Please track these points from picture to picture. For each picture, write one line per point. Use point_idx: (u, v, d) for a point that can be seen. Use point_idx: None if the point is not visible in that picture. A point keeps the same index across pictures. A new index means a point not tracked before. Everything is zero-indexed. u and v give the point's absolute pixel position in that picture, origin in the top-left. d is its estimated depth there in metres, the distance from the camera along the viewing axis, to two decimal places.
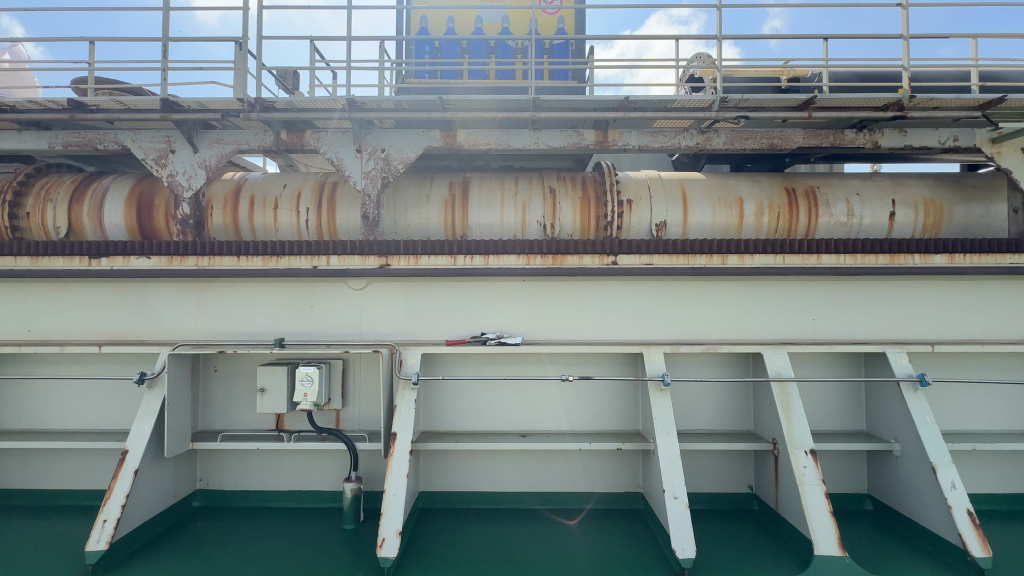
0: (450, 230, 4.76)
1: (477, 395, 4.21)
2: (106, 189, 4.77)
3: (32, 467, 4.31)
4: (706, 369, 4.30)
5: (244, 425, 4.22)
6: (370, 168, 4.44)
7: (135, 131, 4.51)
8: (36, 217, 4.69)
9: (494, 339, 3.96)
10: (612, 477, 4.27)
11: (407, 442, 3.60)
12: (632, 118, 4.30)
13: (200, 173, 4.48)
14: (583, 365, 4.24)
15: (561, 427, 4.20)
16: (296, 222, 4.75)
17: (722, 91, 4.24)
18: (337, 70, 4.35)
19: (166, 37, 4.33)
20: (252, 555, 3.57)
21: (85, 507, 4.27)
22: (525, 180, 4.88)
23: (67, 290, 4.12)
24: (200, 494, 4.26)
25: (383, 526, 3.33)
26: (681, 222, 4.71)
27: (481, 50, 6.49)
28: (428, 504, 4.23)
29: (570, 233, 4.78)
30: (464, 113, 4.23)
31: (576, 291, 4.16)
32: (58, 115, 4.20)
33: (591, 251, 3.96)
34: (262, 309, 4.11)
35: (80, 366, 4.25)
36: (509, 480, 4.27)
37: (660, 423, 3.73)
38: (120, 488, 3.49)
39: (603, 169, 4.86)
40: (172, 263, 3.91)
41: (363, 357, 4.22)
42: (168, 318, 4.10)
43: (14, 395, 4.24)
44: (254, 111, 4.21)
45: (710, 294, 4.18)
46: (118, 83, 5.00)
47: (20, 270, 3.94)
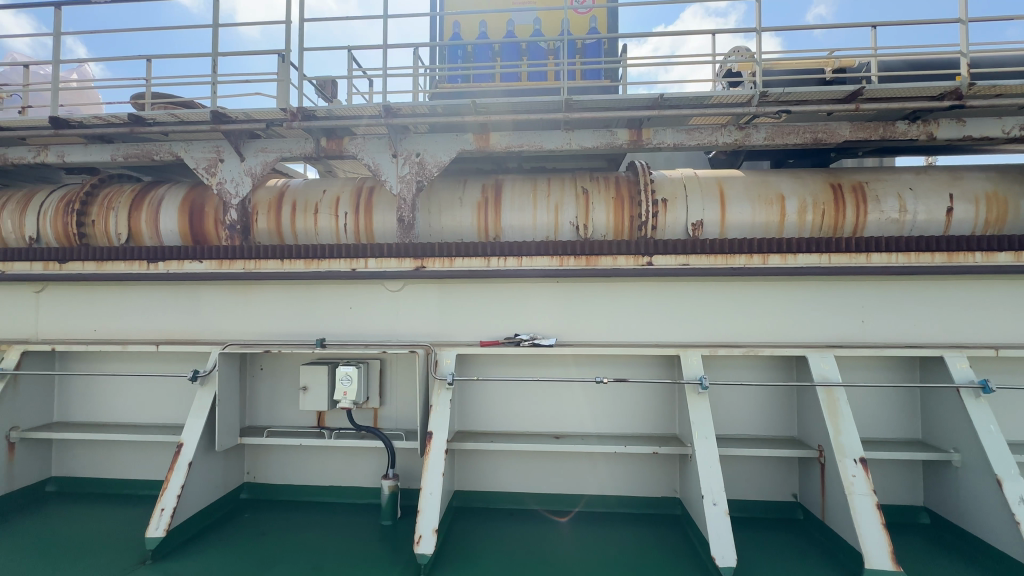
0: (483, 231, 4.82)
1: (510, 396, 4.23)
2: (161, 197, 5.07)
3: (97, 457, 4.63)
4: (747, 372, 4.17)
5: (288, 422, 4.39)
6: (406, 172, 4.55)
7: (188, 142, 4.78)
8: (100, 224, 5.04)
9: (527, 341, 3.96)
10: (648, 482, 4.20)
11: (442, 441, 3.65)
12: (667, 116, 4.23)
13: (246, 180, 4.71)
14: (617, 366, 4.19)
15: (596, 429, 4.17)
16: (335, 226, 4.92)
17: (762, 85, 4.12)
18: (374, 77, 4.48)
19: (216, 52, 4.58)
20: (296, 547, 3.70)
21: (144, 496, 4.55)
22: (558, 181, 4.88)
23: (128, 292, 4.40)
24: (248, 487, 4.46)
25: (420, 523, 3.39)
26: (718, 220, 4.60)
27: (513, 53, 6.53)
28: (463, 503, 4.28)
29: (603, 233, 4.75)
30: (497, 116, 4.28)
31: (610, 292, 4.11)
32: (120, 129, 4.51)
33: (625, 252, 3.92)
34: (304, 310, 4.27)
35: (140, 363, 4.54)
36: (544, 481, 4.27)
37: (698, 427, 3.64)
38: (176, 479, 3.69)
39: (637, 168, 4.80)
40: (222, 266, 4.12)
41: (399, 357, 4.32)
42: (219, 319, 4.32)
43: (83, 390, 4.58)
44: (296, 120, 4.38)
45: (750, 295, 4.04)
46: (172, 98, 5.34)
47: (87, 274, 4.24)
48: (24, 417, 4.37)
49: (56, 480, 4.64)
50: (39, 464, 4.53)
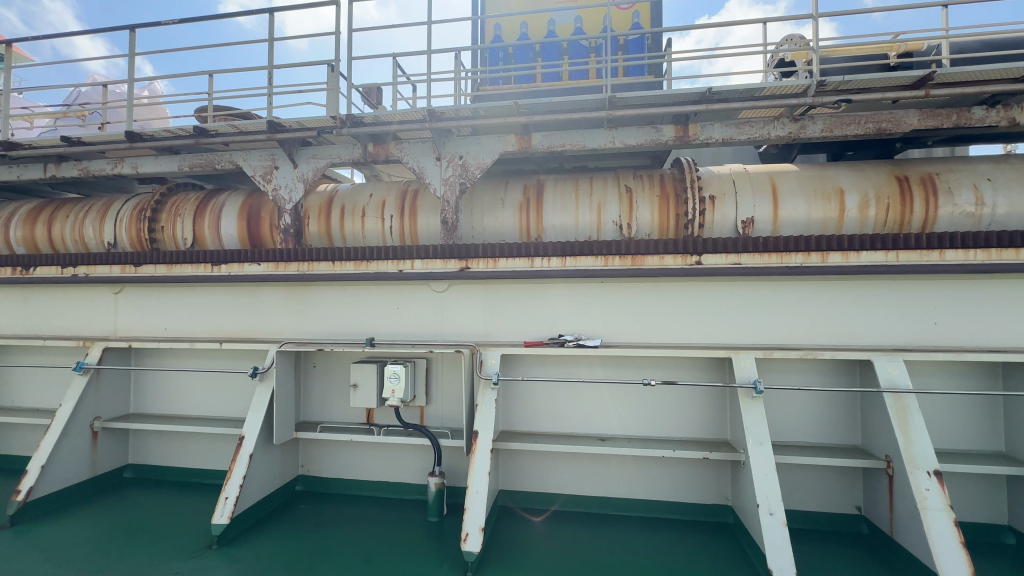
0: (525, 232, 4.82)
1: (554, 396, 4.22)
2: (222, 204, 5.38)
3: (168, 447, 4.97)
4: (804, 376, 3.97)
5: (339, 418, 4.55)
6: (449, 175, 4.62)
7: (246, 151, 5.05)
8: (169, 230, 5.41)
9: (572, 342, 3.93)
10: (698, 488, 4.08)
11: (488, 441, 3.69)
12: (715, 110, 4.08)
13: (299, 186, 4.92)
14: (665, 369, 4.08)
15: (643, 432, 4.09)
16: (381, 229, 5.07)
17: (819, 74, 3.91)
18: (419, 83, 4.57)
19: (271, 65, 4.82)
20: (348, 539, 3.83)
21: (209, 485, 4.84)
22: (600, 180, 4.82)
23: (194, 294, 4.70)
24: (302, 479, 4.66)
25: (467, 521, 3.43)
26: (770, 217, 4.40)
27: (554, 52, 6.50)
28: (507, 502, 4.30)
29: (647, 233, 4.65)
30: (539, 117, 4.27)
31: (657, 292, 4.02)
32: (186, 140, 4.82)
33: (672, 251, 3.82)
34: (353, 311, 4.41)
35: (205, 360, 4.83)
36: (589, 484, 4.22)
37: (752, 433, 3.50)
38: (238, 470, 3.90)
39: (683, 165, 4.67)
40: (278, 268, 4.33)
41: (445, 357, 4.40)
42: (276, 318, 4.54)
43: (156, 384, 4.94)
44: (345, 127, 4.55)
45: (808, 295, 3.84)
46: (231, 110, 5.67)
47: (159, 276, 4.56)
48: (105, 408, 4.74)
49: (132, 467, 5.03)
50: (118, 452, 4.92)
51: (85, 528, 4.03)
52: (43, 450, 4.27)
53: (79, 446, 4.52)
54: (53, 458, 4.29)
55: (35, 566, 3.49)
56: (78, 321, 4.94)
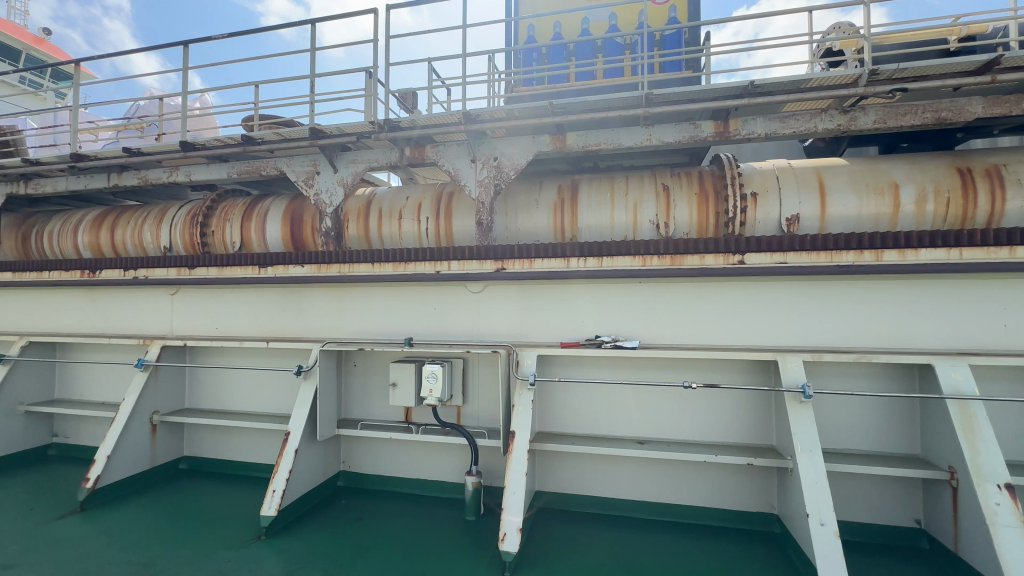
0: (560, 233, 4.79)
1: (591, 397, 4.17)
2: (267, 208, 5.61)
3: (219, 441, 5.22)
4: (857, 381, 3.77)
5: (379, 416, 4.66)
6: (484, 176, 4.65)
7: (289, 158, 5.25)
8: (219, 234, 5.69)
9: (609, 343, 3.88)
10: (742, 495, 3.94)
11: (525, 441, 3.68)
12: (758, 104, 3.94)
13: (339, 190, 5.07)
14: (706, 371, 3.98)
15: (683, 436, 3.99)
16: (417, 230, 5.16)
17: (872, 62, 3.71)
18: (454, 86, 4.62)
19: (313, 73, 4.98)
20: (388, 535, 3.91)
21: (258, 478, 5.06)
22: (636, 178, 4.74)
23: (243, 295, 4.92)
24: (344, 475, 4.80)
25: (505, 521, 3.43)
26: (818, 214, 4.21)
27: (588, 50, 6.45)
28: (544, 503, 4.28)
29: (686, 232, 4.54)
30: (574, 116, 4.24)
31: (697, 293, 3.92)
32: (234, 149, 5.05)
33: (714, 250, 3.71)
34: (391, 311, 4.51)
35: (253, 358, 5.05)
36: (627, 487, 4.16)
37: (801, 439, 3.36)
38: (284, 464, 4.05)
39: (723, 162, 4.54)
40: (320, 270, 4.47)
41: (481, 357, 4.43)
42: (319, 318, 4.69)
43: (208, 381, 5.20)
44: (383, 132, 4.65)
45: (860, 296, 3.66)
46: (276, 118, 5.90)
47: (211, 277, 4.80)
48: (163, 402, 5.02)
49: (187, 459, 5.31)
50: (175, 445, 5.21)
51: (146, 515, 4.29)
52: (109, 441, 4.56)
53: (140, 438, 4.81)
54: (117, 449, 4.58)
55: (103, 549, 3.73)
56: (139, 320, 5.25)
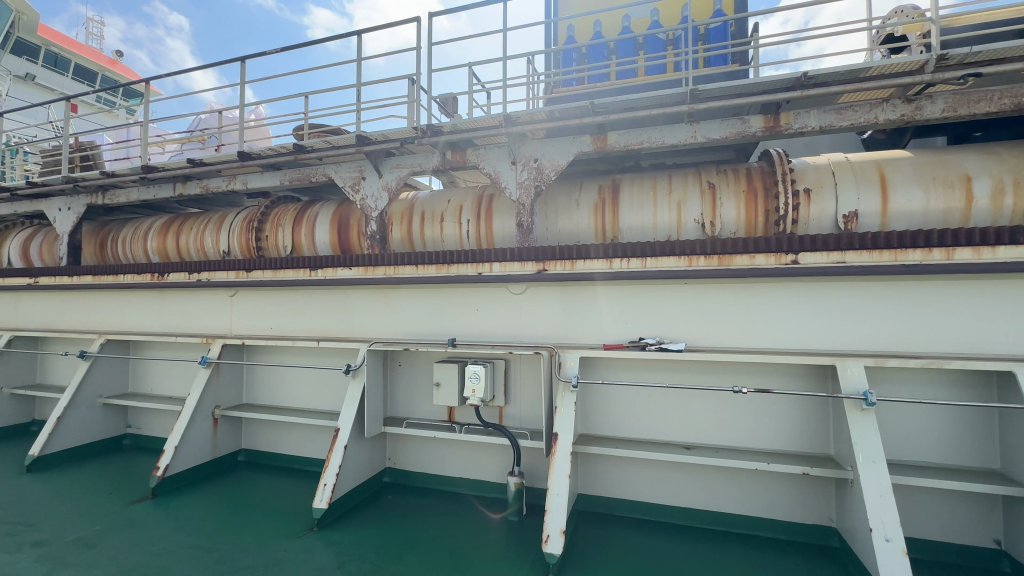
0: (601, 233, 4.74)
1: (635, 400, 4.11)
2: (316, 213, 5.85)
3: (274, 435, 5.50)
4: (924, 388, 3.53)
5: (423, 415, 4.77)
6: (524, 178, 4.67)
7: (337, 164, 5.46)
8: (272, 239, 6.00)
9: (653, 345, 3.80)
10: (797, 505, 3.77)
11: (568, 443, 3.67)
12: (811, 96, 3.76)
13: (383, 195, 5.22)
14: (757, 376, 3.83)
15: (732, 442, 3.86)
16: (458, 233, 5.25)
17: (940, 47, 3.46)
18: (494, 89, 4.66)
19: (359, 82, 5.16)
20: (433, 532, 3.99)
21: (309, 471, 5.29)
22: (680, 176, 4.62)
23: (295, 296, 5.16)
24: (389, 471, 4.94)
25: (548, 522, 3.43)
26: (878, 210, 3.97)
27: (629, 48, 6.35)
28: (587, 507, 4.25)
29: (733, 231, 4.39)
30: (616, 115, 4.18)
31: (747, 294, 3.79)
32: (286, 157, 5.30)
33: (764, 250, 3.57)
34: (434, 312, 4.60)
35: (305, 357, 5.29)
36: (673, 493, 4.06)
37: (862, 449, 3.18)
38: (335, 459, 4.22)
39: (773, 157, 4.37)
40: (367, 272, 4.62)
41: (523, 358, 4.45)
42: (366, 319, 4.85)
43: (264, 378, 5.49)
44: (425, 137, 4.74)
45: (927, 297, 3.43)
46: (324, 126, 6.15)
47: (266, 280, 5.06)
48: (223, 397, 5.34)
49: (245, 452, 5.62)
50: (234, 438, 5.52)
51: (209, 503, 4.57)
52: (176, 433, 4.89)
53: (203, 430, 5.13)
54: (184, 440, 4.90)
55: (172, 533, 4.01)
56: (202, 320, 5.60)
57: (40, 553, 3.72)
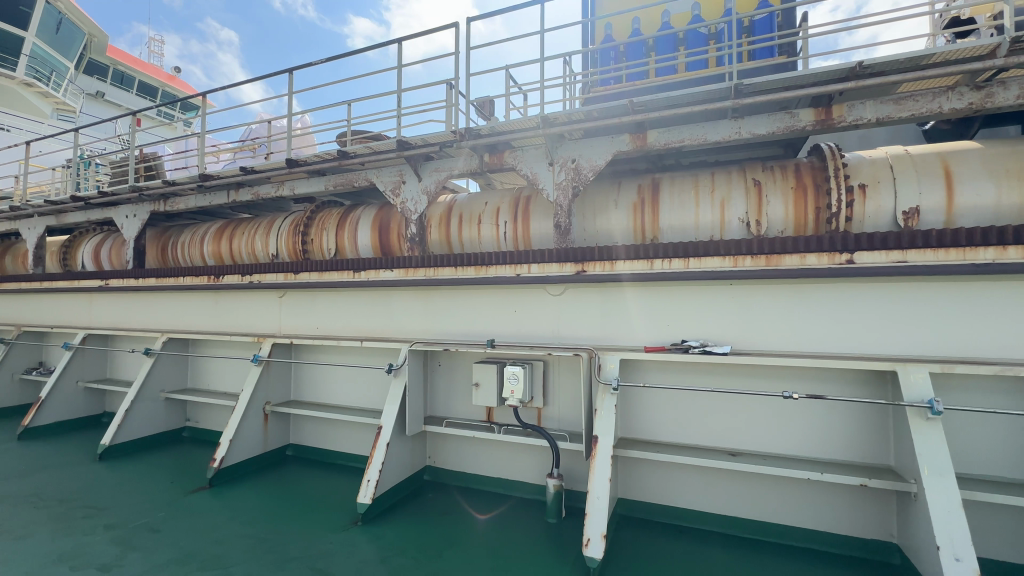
0: (640, 233, 4.66)
1: (677, 404, 4.01)
2: (358, 217, 6.04)
3: (320, 431, 5.70)
4: (997, 397, 3.27)
5: (462, 414, 4.83)
6: (562, 179, 4.65)
7: (378, 169, 5.61)
8: (318, 242, 6.23)
9: (697, 348, 3.68)
10: (853, 518, 3.58)
11: (609, 446, 3.62)
12: (867, 86, 3.56)
13: (423, 198, 5.31)
14: (808, 381, 3.66)
15: (781, 450, 3.71)
16: (496, 235, 5.29)
17: (1014, 28, 3.20)
18: (532, 90, 4.67)
19: (400, 88, 5.28)
20: (474, 531, 4.03)
21: (353, 467, 5.46)
22: (723, 174, 4.48)
23: (340, 297, 5.34)
24: (430, 469, 5.02)
25: (589, 526, 3.39)
26: (943, 205, 3.71)
27: (668, 44, 6.22)
28: (627, 512, 4.18)
29: (781, 229, 4.22)
30: (656, 113, 4.10)
31: (797, 296, 3.64)
32: (331, 163, 5.49)
33: (816, 250, 3.40)
34: (473, 313, 4.65)
35: (349, 356, 5.46)
36: (718, 501, 3.94)
37: (927, 461, 2.98)
38: (378, 456, 4.33)
39: (824, 151, 4.17)
40: (407, 274, 4.73)
41: (562, 359, 4.44)
42: (407, 320, 4.96)
43: (311, 376, 5.71)
44: (464, 140, 4.81)
45: (1001, 299, 3.18)
46: (366, 132, 6.34)
47: (313, 282, 5.26)
48: (273, 394, 5.59)
49: (293, 446, 5.85)
50: (283, 433, 5.76)
51: (260, 495, 4.79)
52: (231, 427, 5.16)
53: (255, 425, 5.38)
54: (237, 434, 5.16)
55: (228, 522, 4.23)
56: (253, 320, 5.88)
57: (112, 536, 4.00)
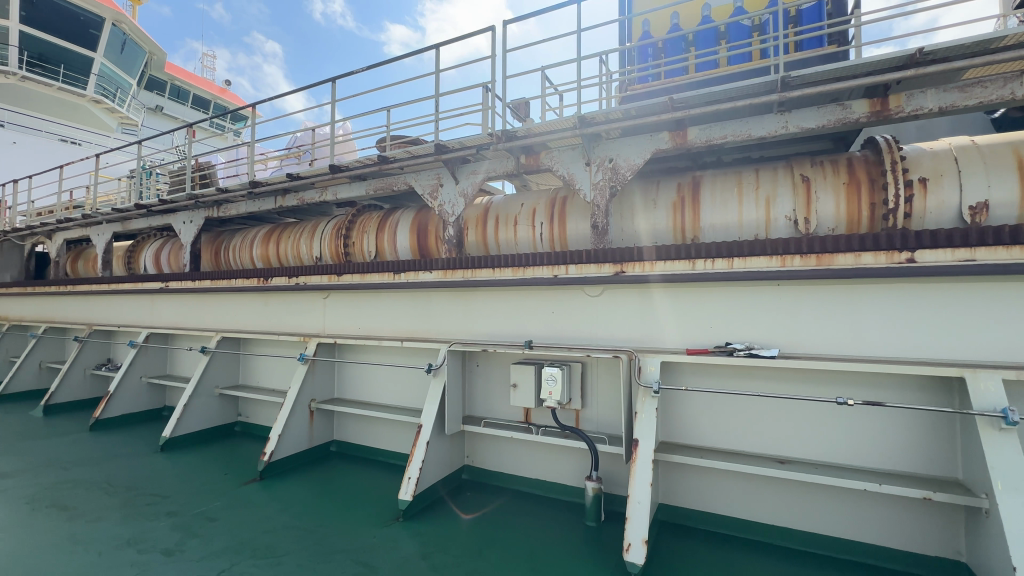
0: (679, 233, 4.56)
1: (721, 408, 3.90)
2: (397, 220, 6.19)
3: (362, 428, 5.87)
4: None
5: (500, 415, 4.87)
6: (599, 179, 4.61)
7: (417, 173, 5.73)
8: (359, 245, 6.43)
9: (742, 351, 3.59)
10: (915, 533, 3.37)
11: (650, 450, 3.56)
12: (928, 74, 3.34)
13: (460, 201, 5.38)
14: (864, 387, 3.48)
15: (834, 459, 3.54)
16: (532, 236, 5.30)
17: None
18: (568, 91, 4.65)
19: (438, 93, 5.38)
20: (513, 531, 4.04)
21: (394, 464, 5.59)
22: (768, 170, 4.32)
23: (381, 299, 5.49)
24: (468, 468, 5.08)
25: (629, 531, 3.34)
26: (1016, 199, 3.44)
27: (709, 38, 6.05)
28: (669, 517, 4.09)
29: (832, 227, 4.04)
30: (697, 109, 4.00)
31: (850, 297, 3.46)
32: (372, 168, 5.65)
33: (873, 248, 3.22)
34: (511, 314, 4.68)
35: (390, 356, 5.61)
36: (766, 510, 3.79)
37: (1002, 476, 2.76)
38: (418, 454, 4.42)
39: (879, 144, 3.96)
40: (446, 276, 4.82)
41: (601, 361, 4.39)
42: (446, 320, 5.04)
43: (353, 374, 5.90)
44: (500, 142, 4.85)
45: None
46: (405, 137, 6.48)
47: (355, 283, 5.43)
48: (318, 391, 5.80)
49: (336, 443, 6.04)
50: (327, 429, 5.97)
51: (307, 488, 4.98)
52: (279, 422, 5.39)
53: (302, 421, 5.60)
54: (286, 429, 5.39)
55: (278, 513, 4.43)
56: (300, 321, 6.13)
57: (173, 523, 4.26)
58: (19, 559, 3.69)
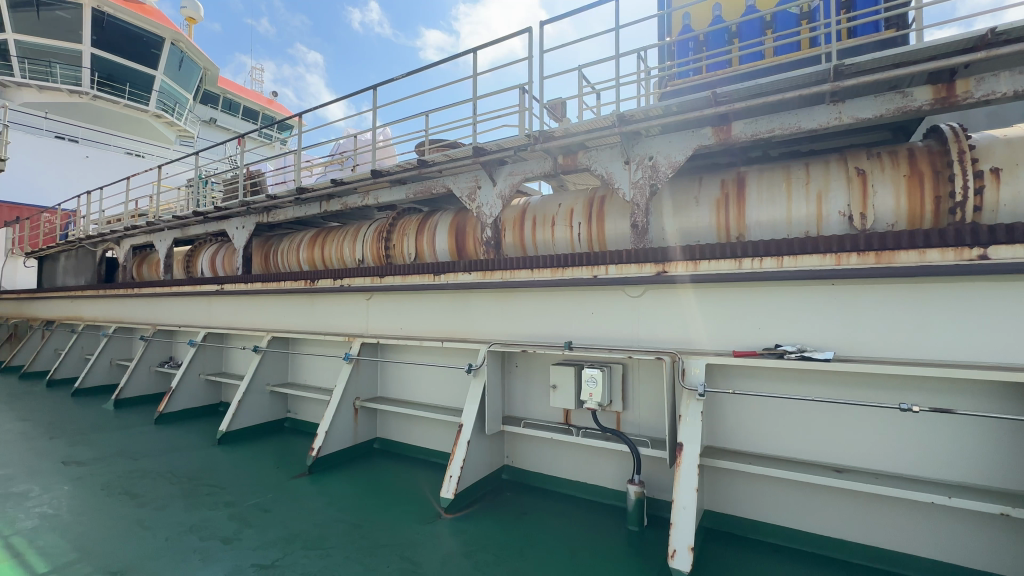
0: (723, 231, 4.42)
1: (770, 413, 3.75)
2: (436, 222, 6.30)
3: (404, 426, 6.01)
4: None
5: (539, 416, 4.87)
6: (639, 177, 4.54)
7: (455, 175, 5.81)
8: (399, 247, 6.59)
9: (794, 353, 3.43)
10: (989, 551, 3.13)
11: (695, 455, 3.46)
12: (1001, 56, 3.10)
13: (497, 202, 5.43)
14: (929, 393, 3.26)
15: (895, 468, 3.33)
16: (570, 236, 5.27)
17: None
18: (606, 89, 4.60)
19: (475, 96, 5.44)
20: (554, 532, 4.03)
21: (435, 463, 5.69)
22: (819, 164, 4.12)
23: (422, 299, 5.60)
24: (508, 469, 5.11)
25: (674, 537, 3.27)
26: None
27: (754, 29, 5.83)
28: (715, 524, 3.97)
29: (891, 223, 3.81)
30: (741, 102, 3.86)
31: (914, 297, 3.25)
32: (412, 172, 5.78)
33: (939, 245, 3.02)
34: (550, 315, 4.68)
35: (431, 356, 5.72)
36: (820, 520, 3.62)
37: None
38: (459, 453, 4.49)
39: (944, 133, 3.70)
40: (484, 276, 4.91)
41: (642, 363, 4.31)
42: (485, 321, 5.09)
43: (396, 374, 6.05)
44: (538, 142, 4.85)
45: None
46: (443, 140, 6.59)
47: (397, 285, 5.59)
48: (362, 390, 5.98)
49: (379, 440, 6.21)
50: (371, 427, 6.15)
51: (352, 484, 5.15)
52: (326, 419, 5.59)
53: (347, 418, 5.79)
54: (332, 426, 5.59)
55: (326, 507, 4.60)
56: (344, 321, 6.34)
57: (230, 512, 4.50)
58: (98, 540, 4.01)
